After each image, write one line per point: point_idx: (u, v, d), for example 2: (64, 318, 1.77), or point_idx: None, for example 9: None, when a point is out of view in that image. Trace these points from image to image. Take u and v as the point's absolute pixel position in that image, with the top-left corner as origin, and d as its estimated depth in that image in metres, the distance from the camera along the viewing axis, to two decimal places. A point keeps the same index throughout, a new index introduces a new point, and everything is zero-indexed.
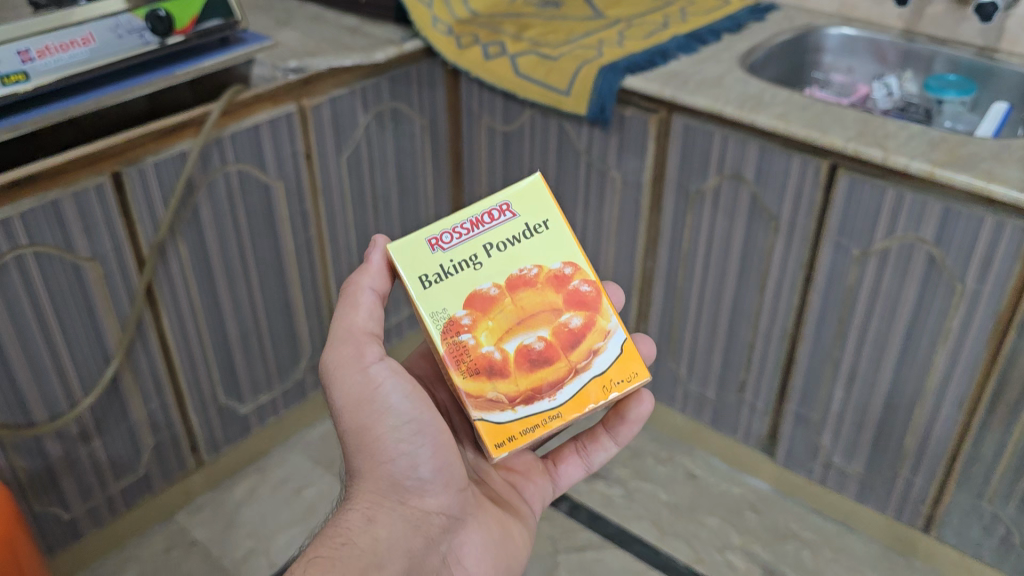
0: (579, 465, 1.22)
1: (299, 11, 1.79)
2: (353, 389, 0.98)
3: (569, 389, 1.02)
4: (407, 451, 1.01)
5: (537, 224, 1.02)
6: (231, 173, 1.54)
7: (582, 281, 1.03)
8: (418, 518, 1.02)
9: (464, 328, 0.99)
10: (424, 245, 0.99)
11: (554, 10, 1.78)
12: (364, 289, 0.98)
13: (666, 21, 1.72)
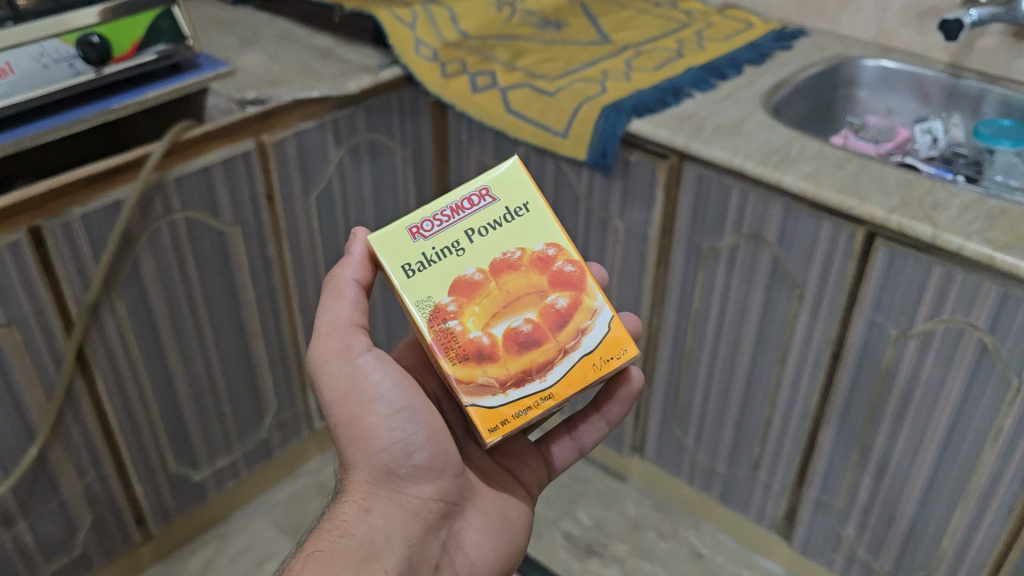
0: (572, 446, 1.16)
1: (266, 30, 1.60)
2: (340, 382, 0.92)
3: (561, 370, 0.92)
4: (401, 437, 0.93)
5: (517, 207, 0.94)
6: (178, 222, 1.35)
7: (564, 260, 0.94)
8: (418, 507, 0.94)
9: (451, 316, 0.90)
10: (403, 234, 0.92)
11: (556, 32, 1.59)
12: (348, 282, 0.93)
13: (680, 51, 1.53)
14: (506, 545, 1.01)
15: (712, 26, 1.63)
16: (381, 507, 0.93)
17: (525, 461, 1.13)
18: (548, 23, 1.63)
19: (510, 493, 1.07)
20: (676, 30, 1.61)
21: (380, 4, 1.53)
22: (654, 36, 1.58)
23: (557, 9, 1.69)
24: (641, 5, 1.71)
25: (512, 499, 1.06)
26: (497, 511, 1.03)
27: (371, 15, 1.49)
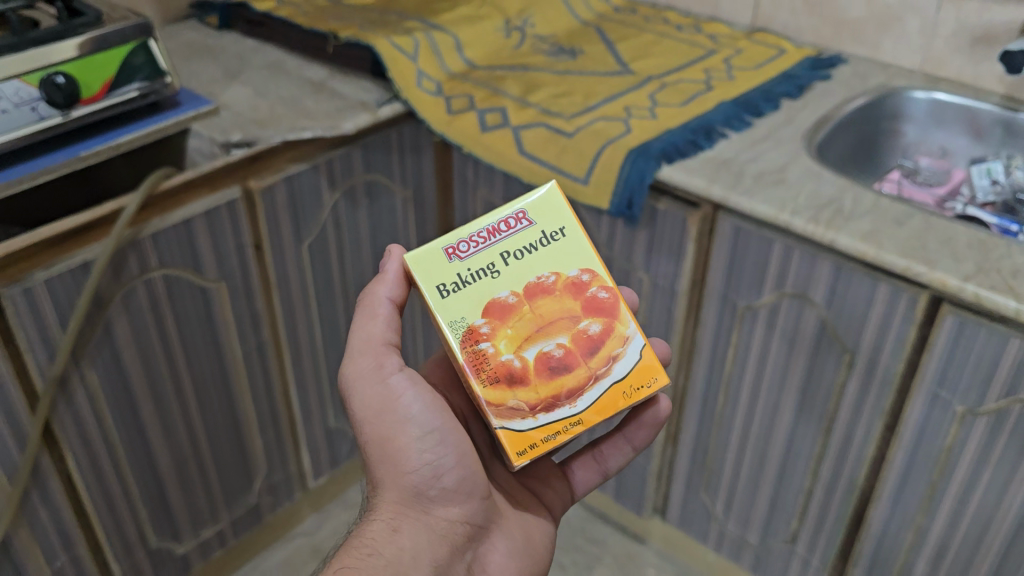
0: (596, 469, 1.09)
1: (252, 61, 1.45)
2: (372, 400, 0.85)
3: (591, 397, 0.85)
4: (432, 459, 0.86)
5: (555, 231, 0.88)
6: (155, 280, 1.20)
7: (598, 286, 0.88)
8: (446, 533, 0.87)
9: (483, 338, 0.84)
10: (439, 255, 0.85)
11: (569, 61, 1.46)
12: (381, 298, 0.86)
13: (708, 81, 1.39)
14: (532, 572, 0.95)
15: (739, 54, 1.49)
16: (409, 529, 0.85)
17: (549, 483, 1.06)
18: (561, 50, 1.49)
19: (533, 514, 1.00)
20: (700, 58, 1.48)
21: (376, 33, 1.39)
22: (679, 65, 1.45)
23: (569, 36, 1.55)
24: (659, 32, 1.57)
25: (536, 520, 1.00)
26: (521, 535, 0.96)
27: (367, 45, 1.35)
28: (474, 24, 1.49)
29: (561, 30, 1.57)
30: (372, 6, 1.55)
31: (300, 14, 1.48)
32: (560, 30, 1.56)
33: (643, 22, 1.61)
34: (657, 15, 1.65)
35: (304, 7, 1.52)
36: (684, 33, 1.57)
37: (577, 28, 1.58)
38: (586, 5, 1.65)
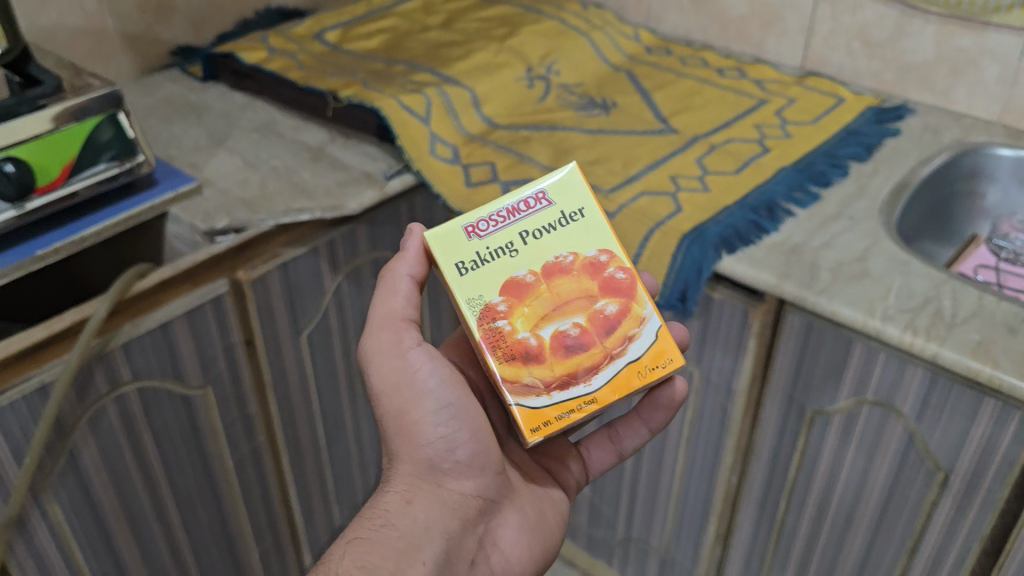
0: (610, 450, 1.04)
1: (244, 121, 1.28)
2: (389, 374, 0.81)
3: (606, 375, 0.79)
4: (447, 434, 0.82)
5: (573, 212, 0.82)
6: (129, 394, 1.03)
7: (615, 268, 0.81)
8: (459, 506, 0.84)
9: (501, 317, 0.79)
10: (459, 234, 0.80)
11: (602, 116, 1.28)
12: (401, 275, 0.82)
13: (762, 140, 1.23)
14: (543, 547, 0.91)
15: (792, 107, 1.33)
16: (424, 501, 0.82)
17: (565, 463, 1.01)
18: (592, 103, 1.32)
19: (544, 489, 0.96)
20: (749, 113, 1.31)
21: (381, 90, 1.21)
22: (725, 121, 1.28)
23: (599, 84, 1.38)
24: (698, 78, 1.41)
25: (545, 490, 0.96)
26: (529, 510, 0.92)
27: (370, 106, 1.17)
28: (493, 74, 1.32)
29: (590, 78, 1.40)
30: (378, 54, 1.37)
31: (295, 67, 1.30)
32: (589, 78, 1.39)
33: (680, 66, 1.45)
34: (694, 57, 1.48)
35: (300, 57, 1.34)
36: (726, 81, 1.40)
37: (608, 75, 1.41)
38: (616, 47, 1.48)
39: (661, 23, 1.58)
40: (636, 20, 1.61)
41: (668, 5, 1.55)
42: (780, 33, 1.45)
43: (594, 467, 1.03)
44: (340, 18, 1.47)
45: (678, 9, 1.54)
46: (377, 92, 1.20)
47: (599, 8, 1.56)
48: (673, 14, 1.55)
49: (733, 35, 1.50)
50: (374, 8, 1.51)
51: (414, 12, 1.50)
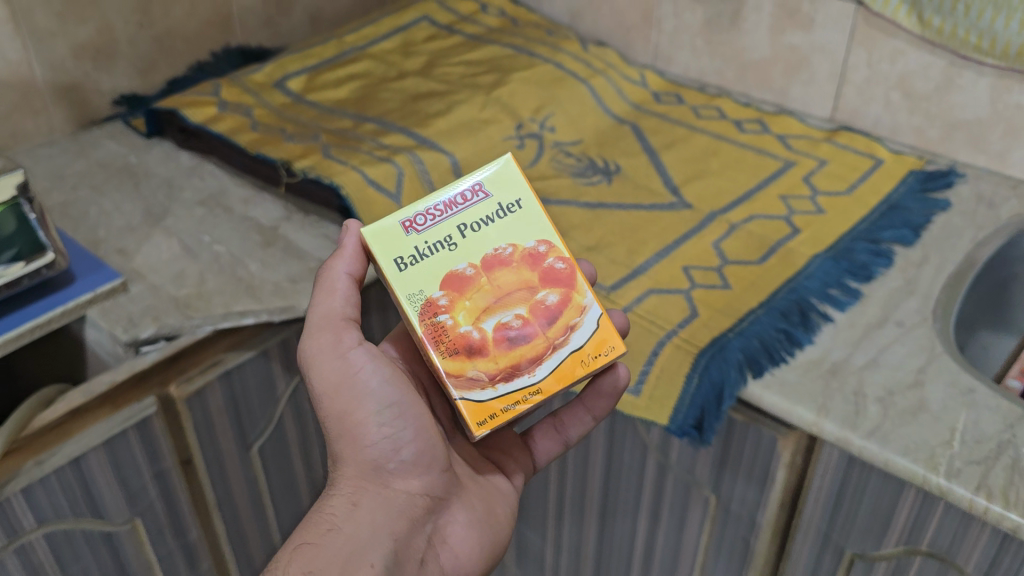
0: (557, 441, 0.87)
1: (189, 190, 1.10)
2: (327, 376, 0.68)
3: (551, 366, 0.68)
4: (394, 433, 0.68)
5: (511, 202, 0.70)
6: (31, 544, 0.85)
7: (554, 258, 0.70)
8: (412, 506, 0.70)
9: (442, 311, 0.67)
10: (395, 229, 0.67)
11: (604, 186, 1.11)
12: (340, 274, 0.69)
13: (788, 217, 1.06)
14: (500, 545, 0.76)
15: (822, 172, 1.15)
16: (372, 503, 0.68)
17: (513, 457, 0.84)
18: (591, 167, 1.15)
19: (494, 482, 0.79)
20: (771, 180, 1.13)
21: (343, 158, 1.04)
22: (745, 193, 1.11)
23: (600, 143, 1.21)
24: (713, 134, 1.24)
25: (498, 479, 0.79)
26: (483, 503, 0.76)
27: (329, 182, 1.00)
28: (477, 133, 1.14)
29: (590, 134, 1.22)
30: (347, 109, 1.20)
31: (247, 127, 1.13)
32: (588, 133, 1.22)
33: (692, 118, 1.28)
34: (708, 106, 1.31)
35: (256, 113, 1.17)
36: (744, 138, 1.23)
37: (610, 129, 1.24)
38: (619, 94, 1.30)
39: (670, 64, 1.41)
40: (642, 60, 1.43)
41: (678, 44, 1.38)
42: (806, 80, 1.28)
43: (541, 457, 0.87)
44: (307, 62, 1.29)
45: (690, 49, 1.37)
46: (338, 162, 1.03)
47: (601, 48, 1.39)
48: (684, 54, 1.38)
49: (752, 79, 1.33)
50: (345, 49, 1.33)
51: (391, 56, 1.33)
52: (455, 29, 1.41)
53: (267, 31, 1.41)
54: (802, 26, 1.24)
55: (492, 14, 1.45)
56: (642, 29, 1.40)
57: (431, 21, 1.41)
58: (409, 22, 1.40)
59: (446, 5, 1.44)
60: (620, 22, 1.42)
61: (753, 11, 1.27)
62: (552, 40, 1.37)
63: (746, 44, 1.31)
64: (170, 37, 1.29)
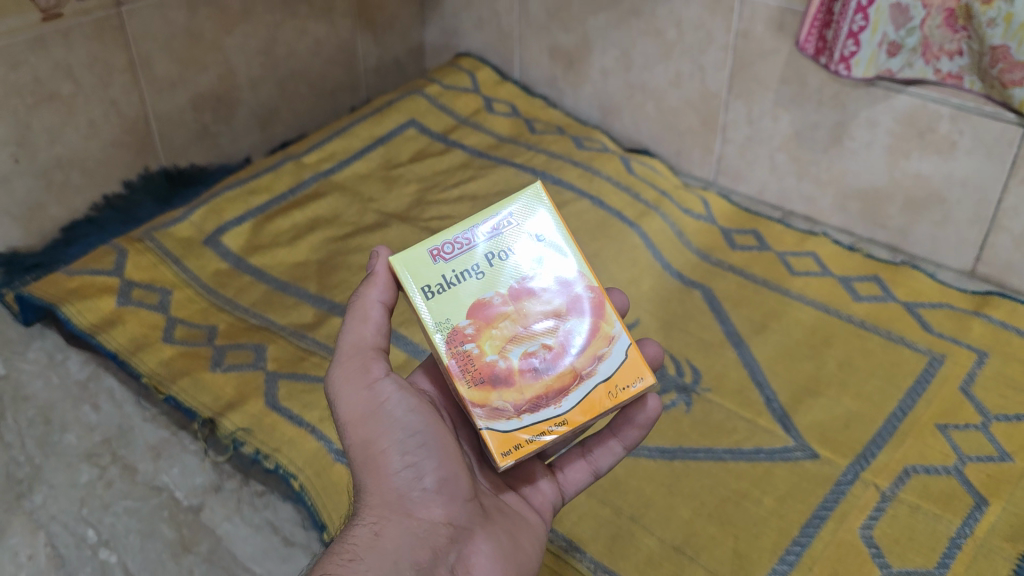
0: (585, 466, 0.60)
1: (73, 434, 0.75)
2: (349, 404, 0.51)
3: (578, 396, 0.52)
4: (419, 462, 0.51)
5: (543, 229, 0.54)
6: None
7: (586, 286, 0.54)
8: (442, 540, 0.50)
9: (468, 340, 0.52)
10: (419, 256, 0.53)
11: (685, 416, 0.76)
12: (372, 301, 0.52)
13: (957, 471, 0.72)
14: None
15: (986, 377, 0.81)
16: (394, 534, 0.49)
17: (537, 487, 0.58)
18: (657, 379, 0.80)
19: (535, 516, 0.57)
20: (916, 398, 0.79)
21: (295, 408, 0.67)
22: (886, 424, 0.76)
23: (664, 326, 0.86)
24: (820, 305, 0.89)
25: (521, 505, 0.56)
26: (520, 540, 0.54)
27: (276, 466, 0.64)
28: None
29: (647, 309, 0.88)
30: (309, 284, 0.85)
31: (157, 334, 0.76)
32: (645, 309, 0.88)
33: (783, 275, 0.93)
34: (799, 253, 0.96)
35: (174, 300, 0.81)
36: (862, 310, 0.88)
37: (672, 297, 0.90)
38: (679, 239, 0.96)
39: (740, 182, 1.06)
40: (698, 175, 1.09)
41: (752, 159, 1.03)
42: (937, 220, 0.93)
43: (568, 491, 0.60)
44: (252, 200, 0.93)
45: (768, 166, 1.02)
46: (287, 416, 0.67)
47: (646, 161, 1.05)
48: (760, 171, 1.04)
49: (857, 211, 0.98)
50: (305, 176, 0.98)
51: (367, 185, 0.99)
52: (452, 139, 1.07)
53: (201, 144, 1.06)
54: (938, 150, 0.89)
55: (500, 113, 1.12)
56: (701, 135, 1.06)
57: (421, 126, 1.07)
58: (390, 130, 1.06)
59: (438, 103, 1.10)
60: (671, 125, 1.08)
61: (864, 125, 0.93)
62: (584, 155, 1.02)
63: (848, 166, 0.96)
64: (62, 169, 0.93)
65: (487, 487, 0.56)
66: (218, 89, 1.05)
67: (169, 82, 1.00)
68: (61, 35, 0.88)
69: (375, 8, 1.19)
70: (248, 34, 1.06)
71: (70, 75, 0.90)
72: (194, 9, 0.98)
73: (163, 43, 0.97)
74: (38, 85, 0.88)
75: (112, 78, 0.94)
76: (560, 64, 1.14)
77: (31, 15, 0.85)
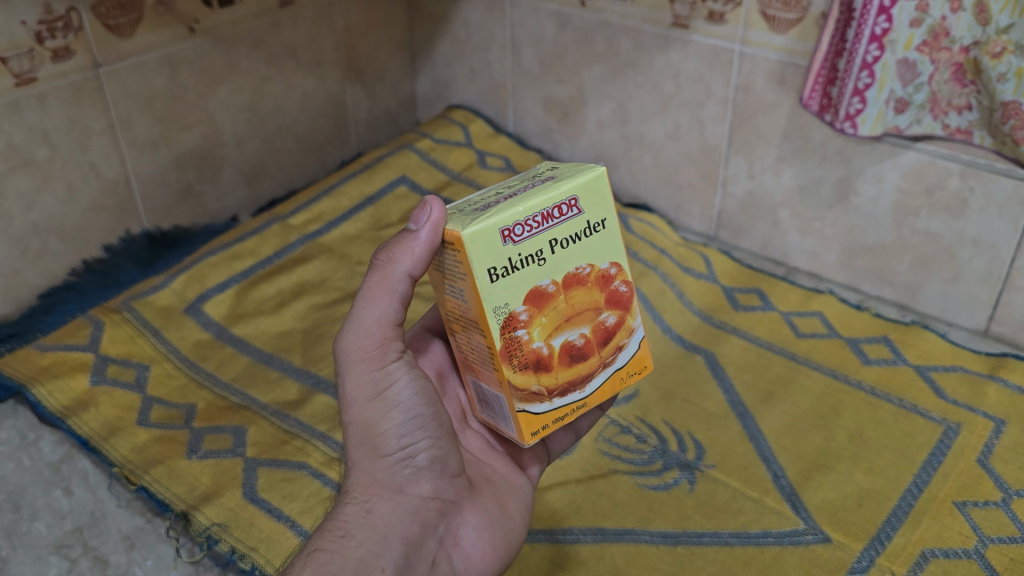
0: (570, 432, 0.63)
1: (43, 522, 0.70)
2: (357, 384, 0.51)
3: (596, 384, 0.55)
4: (415, 444, 0.52)
5: (599, 219, 0.52)
6: None
7: (622, 279, 0.54)
8: (431, 515, 0.52)
9: (520, 326, 0.50)
10: (493, 234, 0.48)
11: (691, 499, 0.73)
12: (398, 273, 0.51)
13: (978, 554, 0.68)
14: (508, 554, 0.56)
15: (1005, 448, 0.76)
16: (389, 510, 0.51)
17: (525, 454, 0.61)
18: (658, 455, 0.77)
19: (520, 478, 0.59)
20: (932, 472, 0.74)
21: (275, 499, 0.67)
22: (900, 502, 0.72)
23: (666, 396, 0.83)
24: (827, 370, 0.85)
25: (507, 469, 0.59)
26: (497, 503, 0.56)
27: (252, 567, 0.63)
28: None
29: (648, 379, 0.85)
30: (293, 356, 0.82)
31: (131, 415, 0.74)
32: (646, 379, 0.85)
33: (788, 337, 0.89)
34: (805, 313, 0.92)
35: (151, 377, 0.78)
36: (871, 375, 0.84)
37: (672, 364, 0.87)
38: (680, 300, 0.93)
39: (741, 237, 1.03)
40: (698, 230, 1.06)
41: (755, 215, 1.00)
42: (948, 277, 0.90)
43: (555, 452, 0.63)
44: (236, 265, 0.89)
45: (771, 222, 0.99)
46: (265, 509, 0.66)
47: (645, 218, 1.03)
48: (762, 227, 1.00)
49: (864, 267, 0.95)
50: (291, 238, 0.95)
51: (356, 248, 0.96)
52: (445, 196, 1.04)
53: (185, 205, 1.03)
54: (947, 209, 0.86)
55: (494, 168, 1.10)
56: (700, 188, 1.03)
57: (412, 183, 1.05)
58: (380, 187, 1.03)
59: (429, 158, 1.08)
60: (669, 178, 1.05)
61: (870, 181, 0.89)
62: None
63: (853, 223, 0.93)
64: (38, 236, 0.90)
65: (475, 452, 0.58)
66: (202, 147, 1.02)
67: (150, 143, 0.97)
68: (35, 100, 0.85)
69: (366, 60, 1.16)
70: (232, 90, 1.03)
71: (47, 140, 0.87)
72: (176, 68, 0.96)
73: (143, 103, 0.94)
74: (12, 151, 0.85)
75: (91, 141, 0.91)
76: (555, 115, 1.11)
77: (5, 79, 0.83)
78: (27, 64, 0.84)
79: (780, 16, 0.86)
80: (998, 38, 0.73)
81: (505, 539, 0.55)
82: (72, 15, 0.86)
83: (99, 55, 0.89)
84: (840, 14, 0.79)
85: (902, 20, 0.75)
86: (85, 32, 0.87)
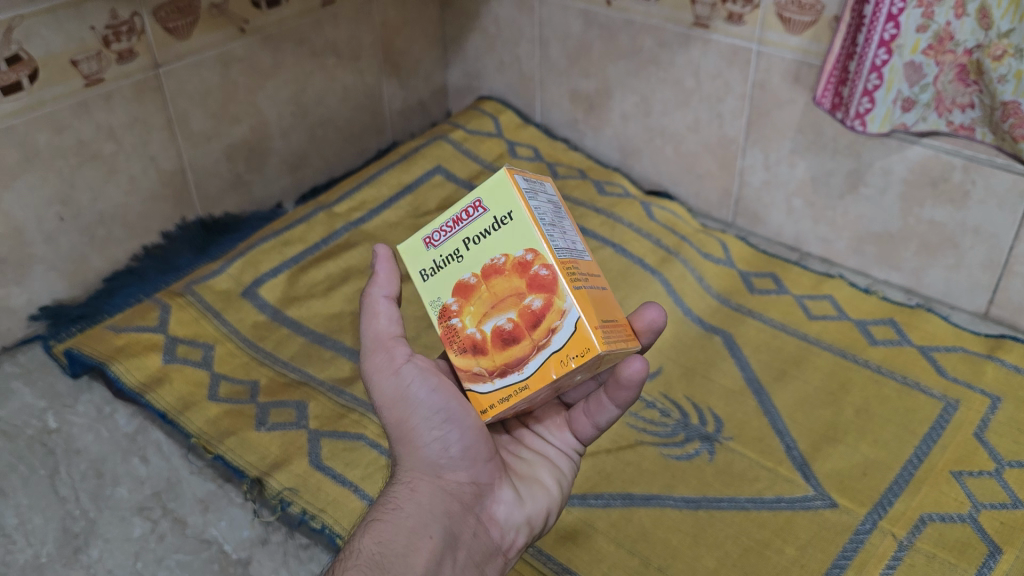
0: (589, 423, 0.64)
1: (125, 487, 0.77)
2: (384, 392, 0.58)
3: (535, 366, 0.56)
4: (445, 435, 0.57)
5: (505, 212, 0.57)
6: None
7: (542, 263, 0.56)
8: (469, 495, 0.58)
9: (455, 314, 0.58)
10: (418, 243, 0.60)
11: (710, 468, 0.80)
12: (377, 297, 0.58)
13: (972, 519, 0.75)
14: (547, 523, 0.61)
15: (1000, 423, 0.83)
16: (429, 492, 0.57)
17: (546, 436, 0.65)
18: (681, 427, 0.84)
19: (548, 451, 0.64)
20: (932, 444, 0.81)
21: (338, 466, 0.75)
22: (902, 471, 0.79)
23: (687, 372, 0.90)
24: (837, 350, 0.92)
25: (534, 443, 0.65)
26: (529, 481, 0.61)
27: (323, 526, 0.71)
28: None
29: (670, 358, 0.92)
30: (344, 337, 0.89)
31: (202, 391, 0.82)
32: (669, 358, 0.92)
33: (801, 319, 0.96)
34: (816, 296, 0.98)
35: (217, 356, 0.86)
36: (878, 355, 0.91)
37: (693, 344, 0.93)
38: (700, 284, 1.00)
39: (758, 223, 1.09)
40: (717, 217, 1.13)
41: (770, 202, 1.06)
42: (951, 263, 0.96)
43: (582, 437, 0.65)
44: (286, 251, 0.96)
45: (785, 210, 1.06)
46: (331, 475, 0.74)
47: (668, 206, 1.09)
48: (776, 214, 1.07)
49: (873, 253, 1.01)
50: (337, 225, 1.01)
51: (396, 234, 1.03)
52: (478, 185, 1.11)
53: (235, 194, 1.10)
54: (951, 200, 0.92)
55: (523, 157, 1.16)
56: (719, 178, 1.09)
57: (447, 172, 1.11)
58: (417, 176, 1.10)
59: (462, 148, 1.14)
60: (690, 168, 1.11)
61: (878, 173, 0.96)
62: (606, 203, 1.08)
63: (862, 212, 0.99)
64: (104, 225, 0.97)
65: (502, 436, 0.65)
66: (251, 139, 1.09)
67: (204, 136, 1.04)
68: (103, 99, 0.92)
69: (401, 54, 1.23)
70: (278, 85, 1.10)
71: (112, 136, 0.94)
72: (228, 66, 1.03)
73: (198, 99, 1.01)
74: (81, 147, 0.92)
75: (151, 136, 0.98)
76: (581, 107, 1.18)
77: (75, 80, 0.89)
78: (95, 66, 0.90)
79: (795, 19, 0.93)
80: (999, 42, 0.78)
81: (540, 509, 0.61)
82: (136, 19, 0.92)
83: (158, 55, 0.95)
84: (851, 20, 0.85)
85: (909, 27, 0.81)
86: (147, 35, 0.94)
